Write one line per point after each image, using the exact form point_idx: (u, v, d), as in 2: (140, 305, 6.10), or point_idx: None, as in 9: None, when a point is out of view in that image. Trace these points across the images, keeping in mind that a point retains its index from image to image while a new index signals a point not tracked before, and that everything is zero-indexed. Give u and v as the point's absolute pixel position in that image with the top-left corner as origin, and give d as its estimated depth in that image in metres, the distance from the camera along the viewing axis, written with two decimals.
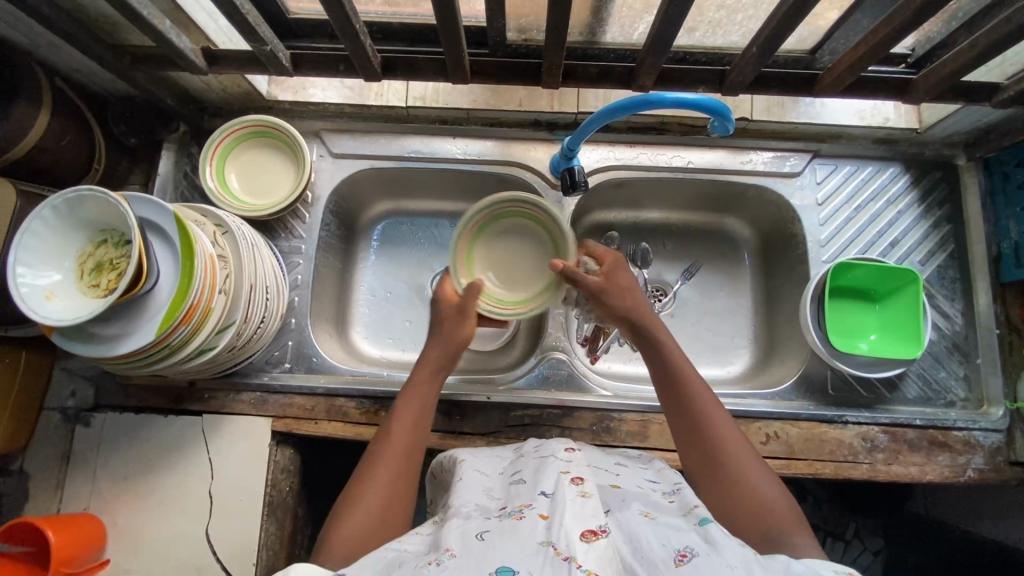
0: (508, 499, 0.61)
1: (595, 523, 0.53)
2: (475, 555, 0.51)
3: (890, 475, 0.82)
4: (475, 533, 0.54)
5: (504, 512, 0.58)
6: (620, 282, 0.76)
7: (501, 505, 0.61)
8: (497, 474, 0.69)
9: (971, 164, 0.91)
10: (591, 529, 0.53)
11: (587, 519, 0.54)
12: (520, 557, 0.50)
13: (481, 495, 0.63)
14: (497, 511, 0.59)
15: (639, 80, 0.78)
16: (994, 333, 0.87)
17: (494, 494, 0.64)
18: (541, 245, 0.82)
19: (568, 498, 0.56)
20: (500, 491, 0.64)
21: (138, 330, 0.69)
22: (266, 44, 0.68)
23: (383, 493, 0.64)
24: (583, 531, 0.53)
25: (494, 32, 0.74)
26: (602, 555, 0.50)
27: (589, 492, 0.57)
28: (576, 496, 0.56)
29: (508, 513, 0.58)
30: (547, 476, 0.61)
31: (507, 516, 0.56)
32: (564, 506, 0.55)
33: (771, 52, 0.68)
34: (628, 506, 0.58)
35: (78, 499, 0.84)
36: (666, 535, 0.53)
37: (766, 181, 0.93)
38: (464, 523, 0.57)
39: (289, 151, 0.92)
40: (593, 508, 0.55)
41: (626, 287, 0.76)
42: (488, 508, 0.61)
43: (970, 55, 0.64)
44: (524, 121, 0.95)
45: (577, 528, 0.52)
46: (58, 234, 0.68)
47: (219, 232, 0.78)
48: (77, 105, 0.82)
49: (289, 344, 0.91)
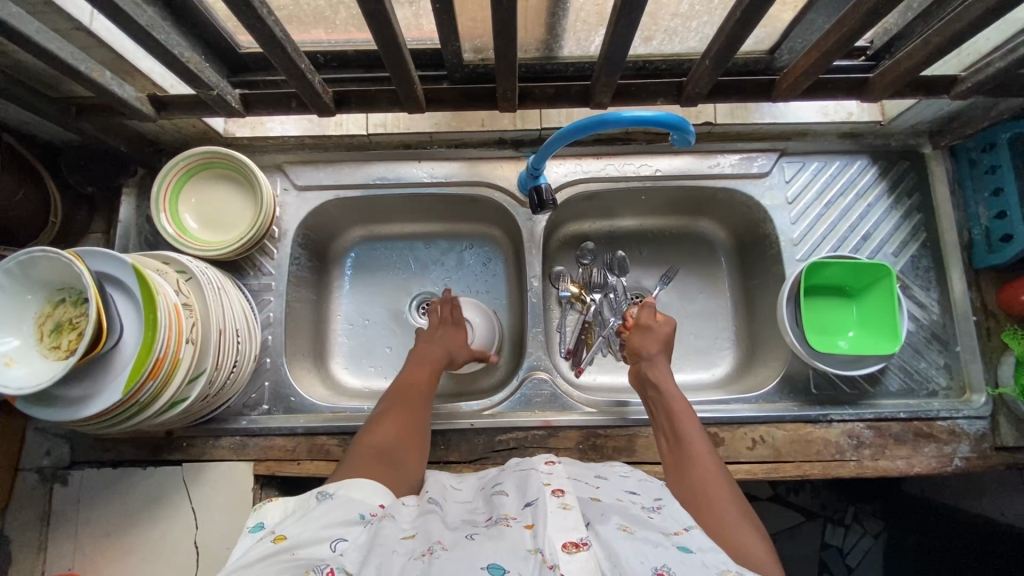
0: (493, 510, 0.61)
1: (577, 535, 0.54)
2: (467, 554, 0.51)
3: (877, 471, 0.82)
4: (465, 534, 0.56)
5: (491, 521, 0.59)
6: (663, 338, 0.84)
7: (487, 516, 0.61)
8: (478, 492, 0.68)
9: (937, 152, 0.92)
10: (573, 541, 0.53)
11: (569, 530, 0.54)
12: (509, 557, 0.50)
13: (466, 512, 0.63)
14: (484, 520, 0.59)
15: (596, 97, 0.76)
16: (971, 320, 0.87)
17: (478, 511, 0.64)
18: (217, 187, 0.88)
19: (549, 509, 0.57)
20: (483, 507, 0.64)
21: (104, 389, 0.67)
22: (211, 88, 0.66)
23: (396, 429, 0.71)
24: (565, 542, 0.53)
25: (449, 56, 0.73)
26: (583, 565, 0.50)
27: (570, 503, 0.58)
28: (557, 508, 0.57)
29: (495, 522, 0.58)
30: (531, 487, 0.62)
31: (495, 524, 0.57)
32: (547, 516, 0.56)
33: (724, 62, 0.67)
34: (608, 518, 0.57)
35: (61, 559, 0.82)
36: (645, 553, 0.52)
37: (735, 183, 0.93)
38: (452, 529, 0.57)
39: (221, 173, 0.88)
40: (576, 519, 0.55)
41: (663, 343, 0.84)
42: (476, 519, 0.61)
43: (924, 53, 0.64)
44: (489, 140, 0.94)
45: (559, 537, 0.53)
46: (13, 298, 0.66)
47: (182, 279, 0.77)
48: (28, 160, 0.80)
49: (265, 384, 0.89)
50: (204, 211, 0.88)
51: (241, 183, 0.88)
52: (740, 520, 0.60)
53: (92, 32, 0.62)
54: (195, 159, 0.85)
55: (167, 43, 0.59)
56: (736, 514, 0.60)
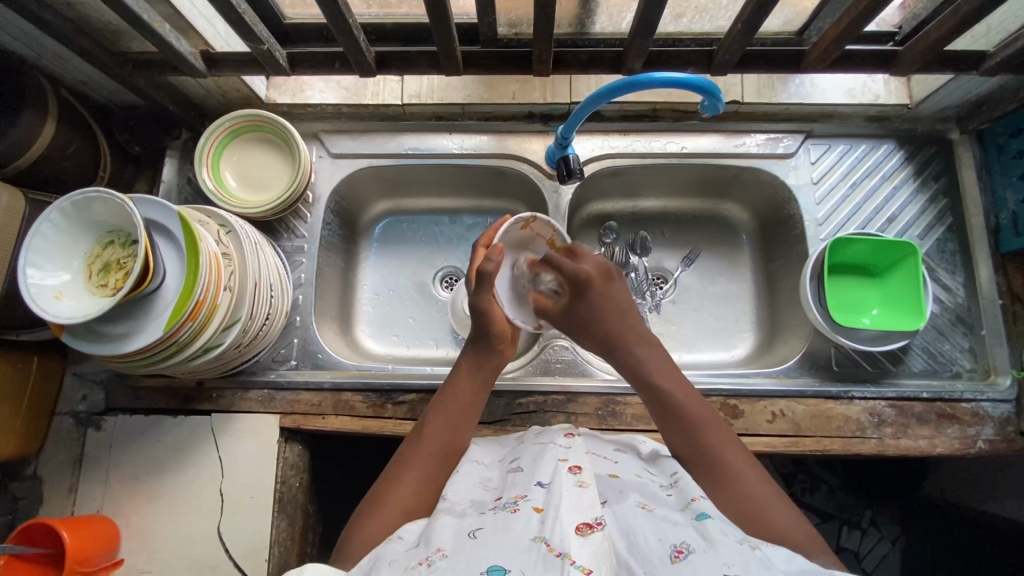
0: (504, 488, 0.63)
1: (591, 515, 0.54)
2: (470, 554, 0.52)
3: (899, 449, 0.82)
4: (467, 532, 0.55)
5: (499, 504, 0.59)
6: (589, 311, 0.73)
7: (497, 497, 0.62)
8: (496, 462, 0.70)
9: (965, 137, 0.92)
10: (587, 522, 0.53)
11: (583, 511, 0.55)
12: (512, 554, 0.51)
13: (478, 489, 0.65)
14: (492, 504, 0.61)
15: (628, 63, 0.78)
16: (996, 304, 0.87)
17: (490, 486, 0.65)
18: (261, 149, 0.92)
19: (565, 488, 0.57)
20: (497, 483, 0.65)
21: (145, 328, 0.70)
22: (262, 43, 0.70)
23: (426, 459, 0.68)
24: (578, 524, 0.53)
25: (484, 28, 0.77)
26: (597, 548, 0.51)
27: (586, 481, 0.58)
28: (573, 486, 0.58)
29: (504, 505, 0.59)
30: (546, 464, 0.62)
31: (501, 510, 0.58)
32: (560, 498, 0.56)
33: (755, 27, 0.68)
34: (626, 495, 0.60)
35: (91, 501, 0.85)
36: (662, 529, 0.54)
37: (761, 162, 0.94)
38: (457, 520, 0.58)
39: (266, 136, 0.91)
40: (591, 499, 0.56)
41: (596, 313, 0.73)
42: (484, 502, 0.62)
43: (954, 21, 0.65)
44: (518, 114, 0.96)
45: (572, 521, 0.53)
46: (66, 236, 0.69)
47: (222, 232, 0.79)
48: (83, 115, 0.85)
49: (294, 341, 0.92)
50: (245, 171, 0.91)
51: (282, 147, 0.92)
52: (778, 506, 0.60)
53: None
54: (245, 119, 0.89)
55: None
56: (770, 498, 0.61)
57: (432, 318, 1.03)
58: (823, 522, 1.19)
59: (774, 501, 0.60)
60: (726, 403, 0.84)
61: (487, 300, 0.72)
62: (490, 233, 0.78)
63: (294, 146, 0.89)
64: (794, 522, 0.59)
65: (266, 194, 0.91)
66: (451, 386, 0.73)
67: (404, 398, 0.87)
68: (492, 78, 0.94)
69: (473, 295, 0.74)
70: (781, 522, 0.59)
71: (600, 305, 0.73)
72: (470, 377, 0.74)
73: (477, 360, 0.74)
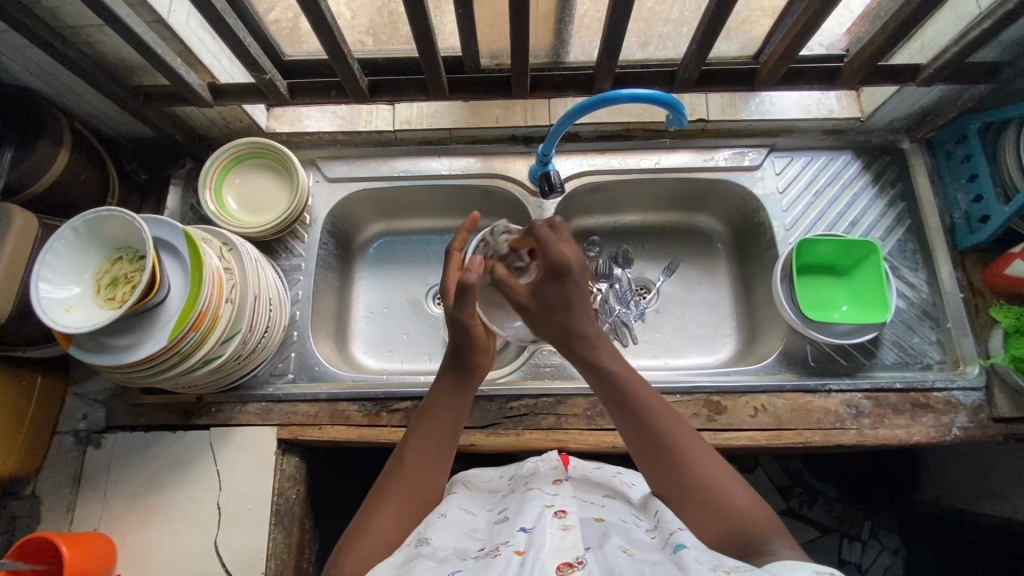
0: (489, 539, 0.63)
1: (572, 555, 0.55)
2: None
3: (878, 439, 0.85)
4: None
5: (483, 552, 0.60)
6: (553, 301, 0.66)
7: (481, 546, 0.63)
8: (484, 512, 0.71)
9: (915, 146, 1.00)
10: (567, 561, 0.55)
11: (565, 551, 0.56)
12: None
13: (464, 538, 0.65)
14: (476, 551, 0.61)
15: (598, 83, 0.86)
16: (959, 298, 0.92)
17: (475, 536, 0.66)
18: (262, 175, 0.98)
19: (549, 531, 0.59)
20: (482, 533, 0.66)
21: (148, 339, 0.73)
22: (265, 72, 0.78)
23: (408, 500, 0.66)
24: (560, 564, 0.54)
25: (468, 59, 0.84)
26: None
27: (571, 524, 0.60)
28: (557, 529, 0.59)
29: (487, 553, 0.60)
30: (531, 510, 0.64)
31: (484, 557, 0.59)
32: (544, 539, 0.58)
33: (709, 46, 0.76)
34: (608, 538, 0.60)
35: (88, 519, 0.86)
36: (640, 567, 0.54)
37: (730, 175, 1.00)
38: (438, 565, 0.58)
39: (265, 162, 0.98)
40: (573, 540, 0.57)
41: (562, 303, 0.66)
42: (467, 550, 0.62)
43: (883, 37, 0.74)
44: (502, 138, 1.03)
45: (553, 560, 0.54)
46: (77, 253, 0.73)
47: (225, 250, 0.83)
48: (94, 146, 0.91)
49: (291, 355, 0.95)
50: (246, 198, 0.97)
51: (281, 172, 0.98)
52: (731, 489, 0.61)
53: (172, 24, 0.74)
54: (246, 146, 0.95)
55: (234, 27, 0.72)
56: (726, 482, 0.62)
57: (425, 333, 1.06)
58: (823, 535, 1.17)
59: (734, 486, 0.62)
60: (711, 400, 0.87)
61: (468, 314, 0.67)
62: (462, 238, 0.78)
63: (292, 171, 0.96)
64: (764, 514, 0.60)
65: (266, 216, 0.96)
66: (428, 413, 0.71)
67: (399, 406, 0.90)
68: (476, 104, 1.02)
69: (453, 308, 0.68)
70: (752, 517, 0.60)
71: (569, 300, 0.66)
72: (444, 403, 0.71)
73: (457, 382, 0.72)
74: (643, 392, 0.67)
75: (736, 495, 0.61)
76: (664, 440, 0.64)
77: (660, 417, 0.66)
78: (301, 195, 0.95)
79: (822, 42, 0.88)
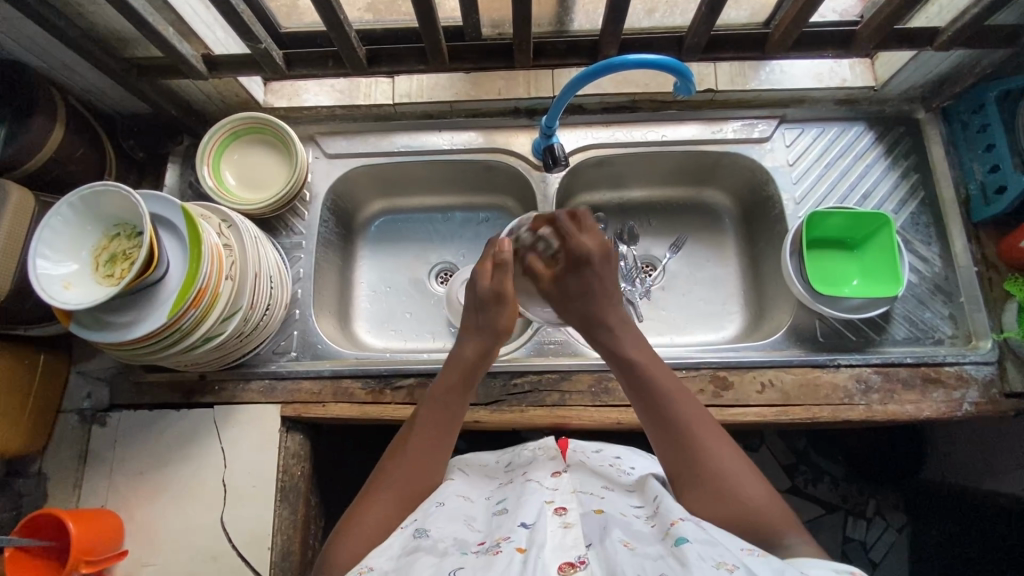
0: (488, 532, 0.61)
1: (573, 554, 0.54)
2: None
3: (887, 415, 0.83)
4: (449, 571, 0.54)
5: (482, 547, 0.58)
6: (577, 289, 0.71)
7: (480, 539, 0.60)
8: (483, 500, 0.70)
9: (930, 116, 0.97)
10: (569, 560, 0.53)
11: (566, 550, 0.54)
12: None
13: (462, 525, 0.63)
14: (475, 545, 0.59)
15: (603, 50, 0.83)
16: (973, 271, 0.90)
17: (474, 525, 0.63)
18: (260, 153, 0.96)
19: (550, 529, 0.57)
20: (481, 525, 0.64)
21: (149, 316, 0.72)
22: (259, 42, 0.76)
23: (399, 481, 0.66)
24: (561, 563, 0.53)
25: (469, 28, 0.81)
26: None
27: (572, 522, 0.58)
28: (558, 526, 0.57)
29: (486, 548, 0.58)
30: (530, 506, 0.62)
31: (484, 552, 0.56)
32: (544, 538, 0.56)
33: (718, 9, 0.73)
34: (609, 533, 0.57)
35: (95, 496, 0.86)
36: (642, 564, 0.52)
37: (739, 147, 0.98)
38: (438, 560, 0.56)
39: (263, 138, 0.96)
40: (574, 538, 0.56)
41: (583, 291, 0.71)
42: (467, 541, 0.60)
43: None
44: (505, 110, 1.01)
45: (555, 560, 0.53)
46: (76, 229, 0.72)
47: (224, 226, 0.81)
48: (90, 122, 0.89)
49: (294, 333, 0.94)
50: (244, 177, 0.95)
51: (279, 148, 0.96)
52: (745, 481, 0.61)
53: None
54: (243, 120, 0.93)
55: None
56: (745, 475, 0.61)
57: (429, 311, 1.05)
58: (828, 512, 1.17)
59: (749, 477, 0.61)
60: (717, 375, 0.86)
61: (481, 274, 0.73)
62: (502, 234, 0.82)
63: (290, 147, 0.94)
64: (773, 505, 0.60)
65: (266, 193, 0.95)
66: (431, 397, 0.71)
67: (401, 383, 0.89)
68: (478, 76, 0.99)
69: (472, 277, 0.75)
70: (759, 508, 0.59)
71: (590, 289, 0.71)
72: (456, 391, 0.71)
73: (484, 348, 0.72)
74: (667, 383, 0.67)
75: (751, 487, 0.60)
76: (679, 424, 0.64)
77: (680, 405, 0.65)
78: (300, 170, 0.93)
79: (835, 8, 0.86)
